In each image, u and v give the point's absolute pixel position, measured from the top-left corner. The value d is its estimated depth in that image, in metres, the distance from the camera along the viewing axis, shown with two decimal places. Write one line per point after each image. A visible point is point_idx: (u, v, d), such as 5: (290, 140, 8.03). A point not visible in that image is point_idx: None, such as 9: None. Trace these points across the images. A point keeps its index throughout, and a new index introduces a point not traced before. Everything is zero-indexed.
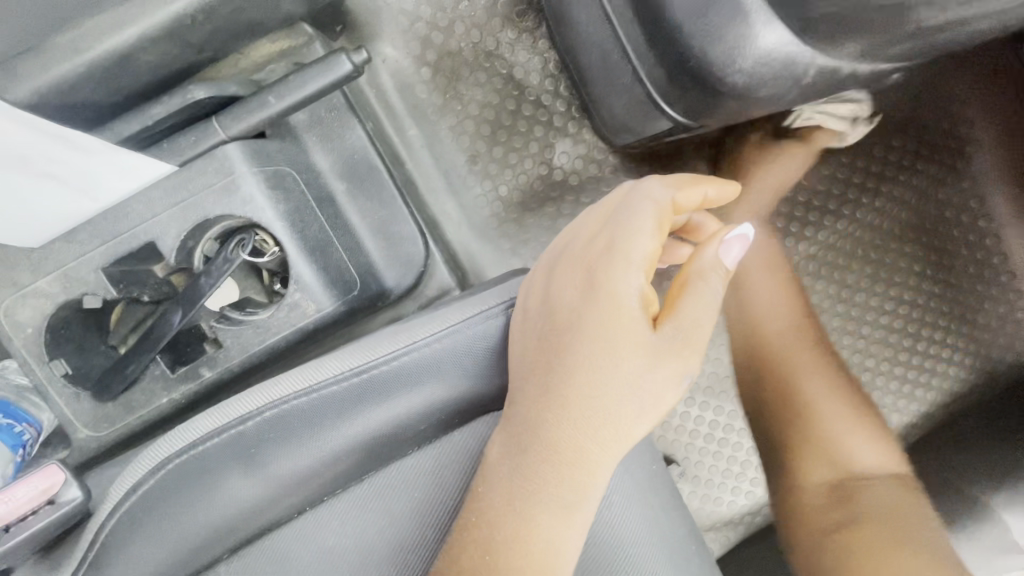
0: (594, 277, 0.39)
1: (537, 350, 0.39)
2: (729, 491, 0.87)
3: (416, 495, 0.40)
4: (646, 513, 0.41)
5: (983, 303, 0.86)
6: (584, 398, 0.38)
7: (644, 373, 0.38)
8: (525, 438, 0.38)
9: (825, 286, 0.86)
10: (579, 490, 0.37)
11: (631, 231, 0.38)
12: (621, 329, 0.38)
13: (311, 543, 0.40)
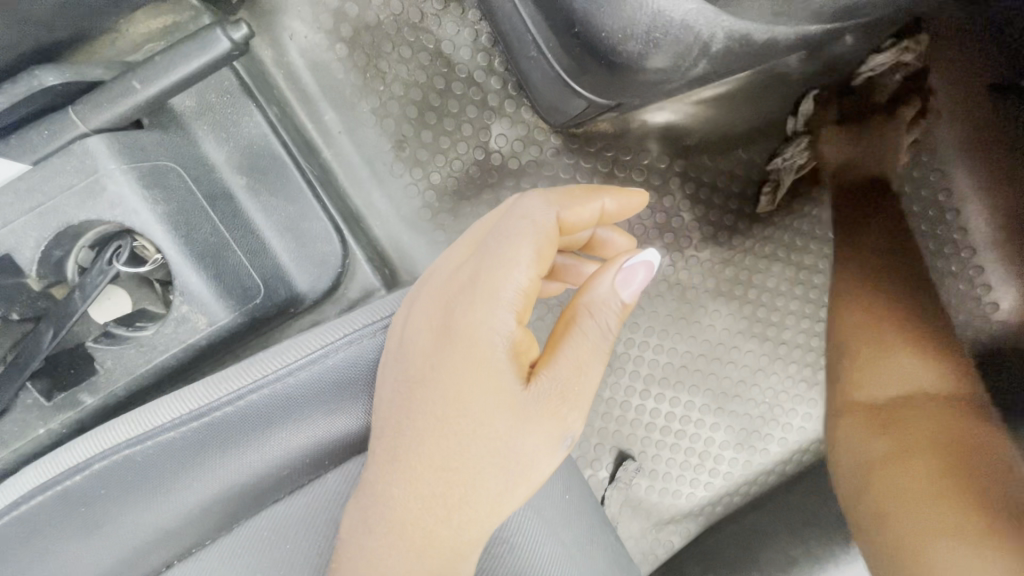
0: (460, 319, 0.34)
1: (391, 401, 0.34)
2: (688, 483, 0.85)
3: (289, 549, 0.34)
4: (551, 552, 0.36)
5: (942, 280, 0.84)
6: (437, 466, 0.33)
7: (507, 434, 0.33)
8: (372, 509, 0.33)
9: (784, 268, 0.82)
10: (435, 571, 0.32)
11: (500, 263, 0.33)
12: (485, 382, 0.33)
13: None
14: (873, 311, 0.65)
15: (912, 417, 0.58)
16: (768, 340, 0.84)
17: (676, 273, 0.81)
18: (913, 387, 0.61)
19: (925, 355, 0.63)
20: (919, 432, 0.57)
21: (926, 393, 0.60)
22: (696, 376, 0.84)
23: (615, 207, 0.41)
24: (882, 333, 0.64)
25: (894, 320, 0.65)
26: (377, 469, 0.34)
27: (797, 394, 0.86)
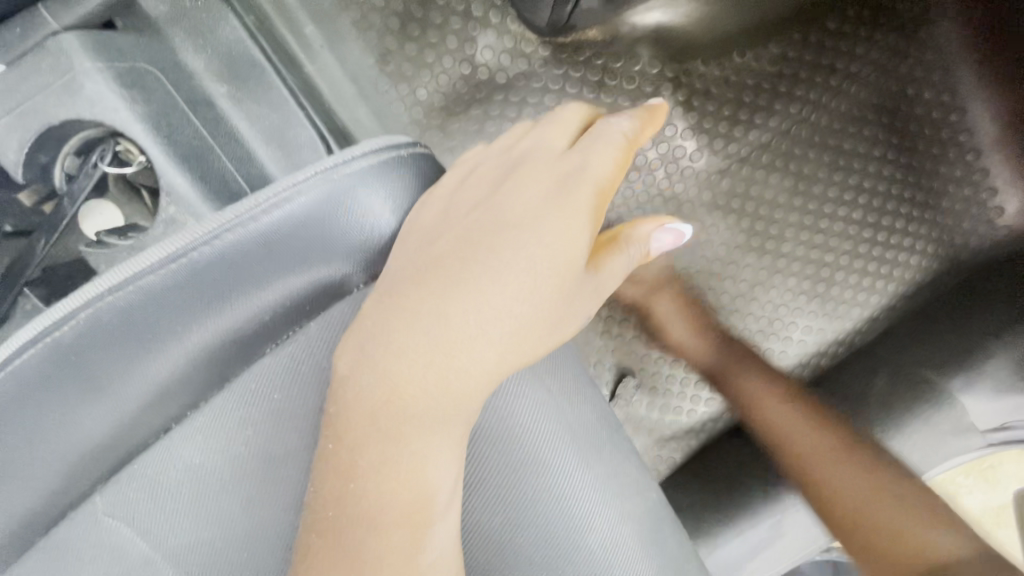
0: (541, 187, 0.37)
1: (442, 242, 0.35)
2: (689, 399, 0.86)
3: (279, 399, 0.36)
4: (539, 397, 0.38)
5: (946, 186, 0.83)
6: (475, 309, 0.33)
7: (552, 302, 0.35)
8: (392, 323, 0.33)
9: (781, 179, 0.81)
10: (445, 409, 0.33)
11: (592, 155, 0.38)
12: (547, 239, 0.35)
13: (173, 462, 0.37)
14: (822, 475, 0.66)
15: (860, 522, 0.61)
16: (767, 254, 0.83)
17: (672, 186, 0.79)
18: (919, 552, 0.54)
19: (902, 510, 0.59)
20: (878, 534, 0.59)
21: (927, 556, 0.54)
22: (695, 292, 0.84)
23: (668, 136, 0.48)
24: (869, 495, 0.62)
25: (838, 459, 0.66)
26: (414, 298, 0.33)
27: (797, 308, 0.85)
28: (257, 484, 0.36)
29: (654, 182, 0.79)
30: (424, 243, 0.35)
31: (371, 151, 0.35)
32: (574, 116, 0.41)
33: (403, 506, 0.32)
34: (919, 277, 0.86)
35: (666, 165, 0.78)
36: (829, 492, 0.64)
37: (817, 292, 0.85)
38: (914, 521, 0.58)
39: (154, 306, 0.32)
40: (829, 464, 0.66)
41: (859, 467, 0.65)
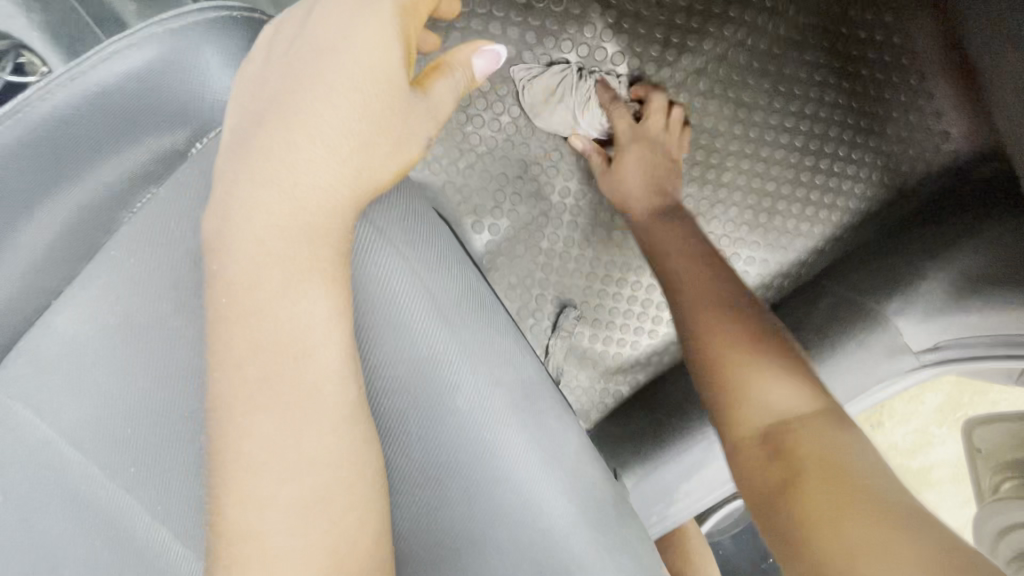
0: (347, 1, 0.40)
1: (296, 75, 0.39)
2: (633, 332, 0.87)
3: (145, 267, 0.38)
4: (404, 280, 0.44)
5: (891, 112, 0.83)
6: (298, 128, 0.37)
7: (376, 115, 0.39)
8: (246, 166, 0.37)
9: (720, 107, 0.81)
10: (314, 224, 0.38)
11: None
12: (364, 59, 0.38)
13: (59, 340, 0.41)
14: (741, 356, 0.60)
15: (743, 380, 0.58)
16: (706, 184, 0.84)
17: (608, 116, 0.80)
18: (809, 438, 0.51)
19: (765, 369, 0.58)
20: (803, 448, 0.51)
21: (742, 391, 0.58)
22: None
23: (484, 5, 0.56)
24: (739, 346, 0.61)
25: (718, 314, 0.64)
26: (261, 141, 0.37)
27: (738, 239, 0.86)
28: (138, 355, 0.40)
29: (588, 110, 0.79)
30: (258, 87, 0.40)
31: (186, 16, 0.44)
32: None
33: (292, 374, 0.36)
34: (864, 206, 0.86)
35: (600, 93, 0.79)
36: (726, 355, 0.61)
37: (759, 223, 0.86)
38: (775, 378, 0.57)
39: (38, 143, 0.42)
40: (735, 367, 0.59)
41: (740, 321, 0.63)
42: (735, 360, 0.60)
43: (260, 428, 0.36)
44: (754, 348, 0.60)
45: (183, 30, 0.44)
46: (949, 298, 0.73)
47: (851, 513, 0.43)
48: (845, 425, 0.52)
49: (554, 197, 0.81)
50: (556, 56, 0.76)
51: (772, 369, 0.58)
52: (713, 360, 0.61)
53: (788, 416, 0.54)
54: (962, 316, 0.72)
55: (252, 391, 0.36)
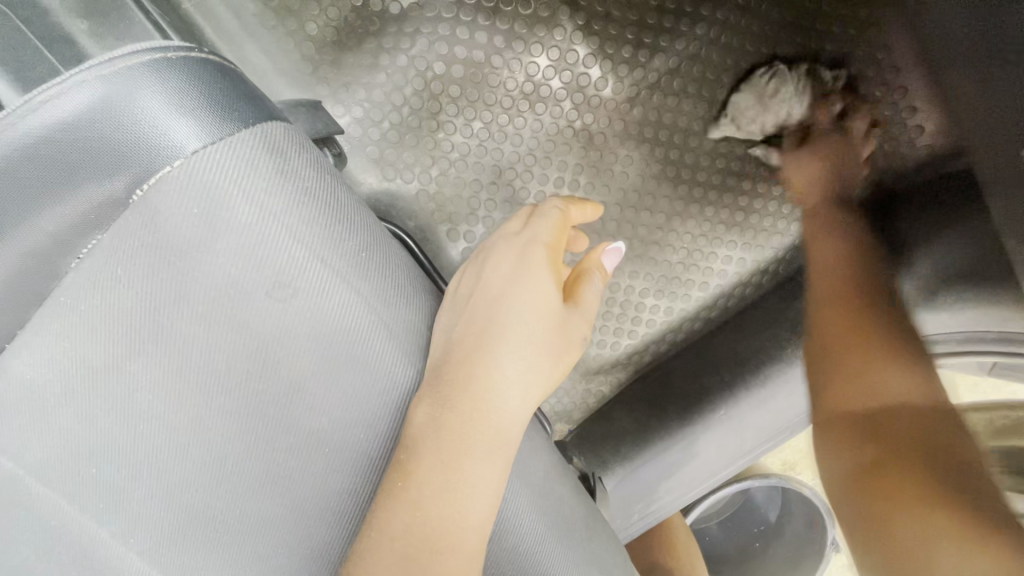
0: (494, 282, 0.45)
1: (488, 293, 0.45)
2: (612, 333, 0.88)
3: (85, 309, 0.34)
4: (392, 356, 0.38)
5: (866, 106, 0.82)
6: (472, 414, 0.40)
7: (528, 354, 0.43)
8: (259, 306, 0.34)
9: (694, 106, 0.81)
10: (473, 442, 0.39)
11: (529, 234, 0.48)
12: (522, 326, 0.44)
13: (11, 379, 0.38)
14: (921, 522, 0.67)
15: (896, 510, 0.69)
16: (682, 183, 0.83)
17: (581, 119, 0.79)
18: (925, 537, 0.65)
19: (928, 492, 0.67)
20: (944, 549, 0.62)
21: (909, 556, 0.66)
22: (612, 226, 0.83)
23: (586, 213, 0.52)
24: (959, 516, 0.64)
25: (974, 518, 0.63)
26: (431, 408, 0.38)
27: (715, 237, 0.86)
28: (93, 398, 0.38)
29: (560, 113, 0.78)
30: (273, 321, 0.35)
31: (140, 43, 0.33)
32: (520, 221, 0.50)
33: (306, 441, 0.38)
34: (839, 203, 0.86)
35: (572, 95, 0.78)
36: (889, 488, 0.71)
37: (736, 222, 0.85)
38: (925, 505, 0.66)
39: None
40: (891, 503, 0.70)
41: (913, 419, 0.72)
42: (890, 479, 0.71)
43: (285, 483, 0.39)
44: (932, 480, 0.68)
45: (129, 81, 0.31)
46: (922, 295, 0.73)
47: None
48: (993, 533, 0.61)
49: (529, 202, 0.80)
50: (526, 59, 0.75)
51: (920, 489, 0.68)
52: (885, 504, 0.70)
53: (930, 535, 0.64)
54: (941, 315, 0.71)
55: (277, 461, 0.38)
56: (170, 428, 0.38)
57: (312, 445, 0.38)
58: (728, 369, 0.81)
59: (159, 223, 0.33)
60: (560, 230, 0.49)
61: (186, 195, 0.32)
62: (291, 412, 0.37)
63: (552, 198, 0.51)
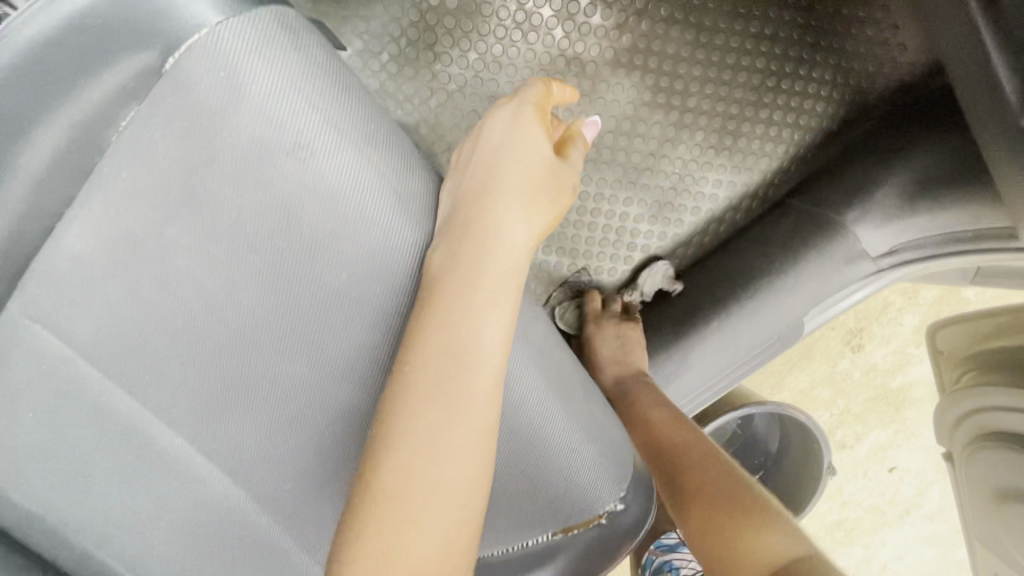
0: (488, 147, 0.48)
1: (485, 157, 0.48)
2: (610, 260, 0.92)
3: (128, 178, 0.39)
4: (398, 223, 0.42)
5: (850, 26, 0.85)
6: (480, 261, 0.44)
7: (526, 202, 0.47)
8: (278, 165, 0.39)
9: (682, 33, 0.83)
10: (478, 294, 0.43)
11: (514, 103, 0.51)
12: (520, 176, 0.47)
13: (58, 255, 0.42)
14: (762, 522, 0.65)
15: (727, 534, 0.66)
16: (672, 110, 0.86)
17: (573, 47, 0.82)
18: (768, 552, 0.62)
19: (749, 526, 0.65)
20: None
21: (781, 561, 0.60)
22: (605, 154, 0.87)
23: (565, 90, 0.55)
24: (723, 508, 0.68)
25: (750, 504, 0.68)
26: (438, 258, 0.43)
27: (706, 164, 0.89)
28: (136, 269, 0.42)
29: (553, 42, 0.81)
30: (293, 183, 0.39)
31: None
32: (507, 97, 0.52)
33: (330, 296, 0.43)
34: (826, 123, 0.88)
35: (564, 24, 0.81)
36: (721, 521, 0.67)
37: (724, 146, 0.89)
38: (758, 533, 0.64)
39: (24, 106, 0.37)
40: (749, 519, 0.66)
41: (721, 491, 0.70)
42: (727, 504, 0.68)
43: (314, 340, 0.44)
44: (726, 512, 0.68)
45: None
46: (898, 206, 0.78)
47: None
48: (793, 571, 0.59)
49: None
50: None
51: (751, 526, 0.65)
52: (732, 515, 0.67)
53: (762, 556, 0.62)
54: (916, 220, 0.77)
55: (303, 320, 0.43)
56: (208, 292, 0.43)
57: (334, 300, 0.43)
58: (719, 286, 0.86)
59: (191, 89, 0.37)
60: (543, 98, 0.52)
61: (213, 60, 0.36)
62: (315, 269, 0.42)
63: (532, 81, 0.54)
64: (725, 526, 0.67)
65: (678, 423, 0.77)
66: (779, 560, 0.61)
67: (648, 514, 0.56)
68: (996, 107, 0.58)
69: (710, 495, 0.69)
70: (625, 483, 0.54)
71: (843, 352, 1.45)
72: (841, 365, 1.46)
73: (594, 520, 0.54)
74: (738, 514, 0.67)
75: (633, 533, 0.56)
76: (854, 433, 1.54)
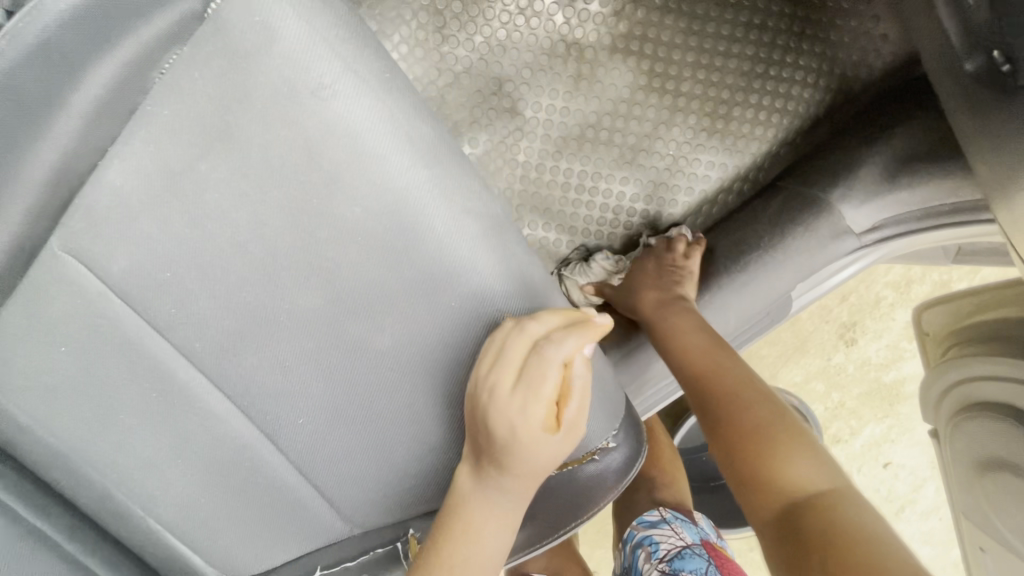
0: (480, 429, 0.47)
1: (474, 422, 0.47)
2: (608, 238, 0.95)
3: (171, 114, 0.43)
4: (408, 162, 0.46)
5: (834, 17, 0.90)
6: (476, 573, 0.49)
7: (513, 488, 0.48)
8: (303, 102, 0.43)
9: (676, 21, 0.89)
10: (471, 568, 0.49)
11: (513, 372, 0.46)
12: (517, 493, 0.49)
13: (102, 187, 0.47)
14: (764, 457, 0.65)
15: (757, 462, 0.65)
16: (667, 94, 0.91)
17: (573, 33, 0.88)
18: (792, 490, 0.62)
19: (777, 456, 0.65)
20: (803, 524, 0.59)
21: (798, 496, 0.62)
22: (603, 135, 0.92)
23: (575, 337, 0.46)
24: (771, 431, 0.67)
25: (773, 432, 0.67)
26: (447, 195, 0.48)
27: (699, 146, 0.94)
28: (170, 202, 0.46)
29: (554, 28, 0.87)
30: (316, 121, 0.44)
31: None
32: (501, 352, 0.46)
33: (346, 229, 0.47)
34: (814, 109, 0.93)
35: (565, 11, 0.87)
36: (742, 448, 0.67)
37: (717, 129, 0.93)
38: (790, 466, 0.64)
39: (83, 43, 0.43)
40: (773, 445, 0.66)
41: (756, 417, 0.69)
42: (764, 430, 0.67)
43: (331, 272, 0.48)
44: (769, 437, 0.67)
45: None
46: (880, 181, 0.82)
47: (789, 529, 0.60)
48: (827, 508, 0.60)
49: (526, 112, 0.89)
50: None
51: (784, 450, 0.65)
52: (750, 447, 0.67)
53: (795, 492, 0.62)
54: (897, 195, 0.81)
55: (321, 251, 0.47)
56: (235, 225, 0.47)
57: (350, 232, 0.47)
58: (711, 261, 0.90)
59: (230, 32, 0.42)
60: (541, 369, 0.45)
61: (251, 8, 0.42)
62: (335, 201, 0.46)
63: (536, 327, 0.46)
64: (750, 461, 0.66)
65: (687, 348, 0.77)
66: (800, 496, 0.62)
67: (635, 460, 0.60)
68: (950, 68, 0.61)
69: (746, 421, 0.69)
70: (616, 422, 0.57)
71: (837, 345, 1.47)
72: (836, 358, 1.48)
73: (587, 457, 0.57)
74: (785, 442, 0.66)
75: (621, 472, 0.59)
76: (850, 428, 1.54)
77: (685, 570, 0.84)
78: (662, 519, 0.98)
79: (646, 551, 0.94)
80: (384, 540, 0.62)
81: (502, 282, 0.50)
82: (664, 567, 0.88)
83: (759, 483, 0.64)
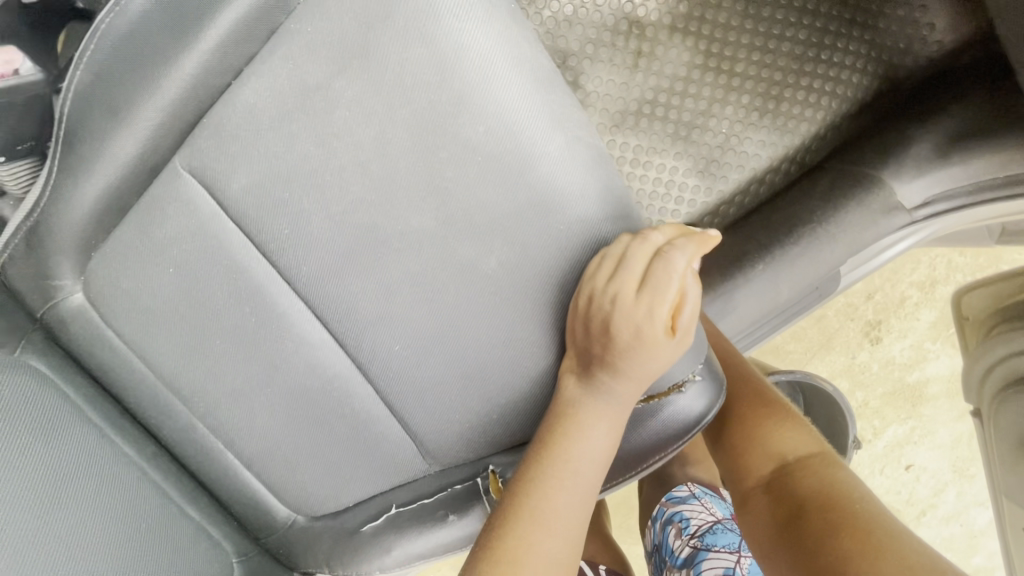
0: (602, 332, 0.53)
1: (597, 325, 0.53)
2: (659, 211, 0.98)
3: (319, 33, 0.49)
4: (527, 86, 0.49)
5: (884, 6, 0.94)
6: (587, 462, 0.55)
7: (626, 389, 0.54)
8: (440, 24, 0.47)
9: (733, 4, 0.94)
10: (581, 456, 0.55)
11: (638, 275, 0.52)
12: (629, 394, 0.55)
13: (240, 104, 0.51)
14: (760, 434, 0.74)
15: (754, 440, 0.74)
16: (722, 73, 0.95)
17: (635, 11, 0.92)
18: (781, 457, 0.71)
19: (771, 432, 0.74)
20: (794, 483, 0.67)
21: (786, 458, 0.70)
22: (659, 110, 0.95)
23: (690, 245, 0.53)
24: (764, 412, 0.77)
25: (771, 413, 0.76)
26: (560, 120, 0.50)
27: (751, 125, 0.97)
28: (302, 118, 0.50)
29: (618, 6, 0.92)
30: (450, 41, 0.47)
31: None
32: (627, 255, 0.52)
33: (463, 149, 0.49)
34: (861, 94, 0.96)
35: None
36: (742, 427, 0.76)
37: (768, 109, 0.97)
38: (784, 439, 0.73)
39: None
40: (769, 424, 0.75)
41: (755, 401, 0.78)
42: (760, 411, 0.77)
43: (443, 193, 0.51)
44: (764, 416, 0.76)
45: None
46: (931, 158, 0.84)
47: (781, 487, 0.67)
48: (814, 470, 0.67)
49: (585, 86, 0.94)
50: None
51: (775, 428, 0.74)
52: (748, 426, 0.76)
53: (787, 459, 0.70)
54: (946, 172, 0.83)
55: (437, 171, 0.50)
56: (359, 143, 0.50)
57: (468, 151, 0.49)
58: (761, 235, 0.92)
59: None
60: (665, 270, 0.52)
61: None
62: (457, 120, 0.49)
63: (656, 235, 0.53)
64: (745, 436, 0.75)
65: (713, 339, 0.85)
66: (788, 460, 0.70)
67: (717, 401, 0.59)
68: None
69: (746, 404, 0.78)
70: (700, 357, 0.58)
71: (862, 344, 1.46)
72: (860, 356, 1.47)
73: (672, 390, 0.58)
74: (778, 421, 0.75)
75: (704, 409, 0.58)
76: (873, 428, 1.52)
77: (719, 545, 0.88)
78: (691, 494, 0.98)
79: (675, 528, 0.94)
80: (465, 476, 0.65)
81: (602, 210, 0.52)
82: (696, 543, 0.91)
83: (754, 456, 0.73)
